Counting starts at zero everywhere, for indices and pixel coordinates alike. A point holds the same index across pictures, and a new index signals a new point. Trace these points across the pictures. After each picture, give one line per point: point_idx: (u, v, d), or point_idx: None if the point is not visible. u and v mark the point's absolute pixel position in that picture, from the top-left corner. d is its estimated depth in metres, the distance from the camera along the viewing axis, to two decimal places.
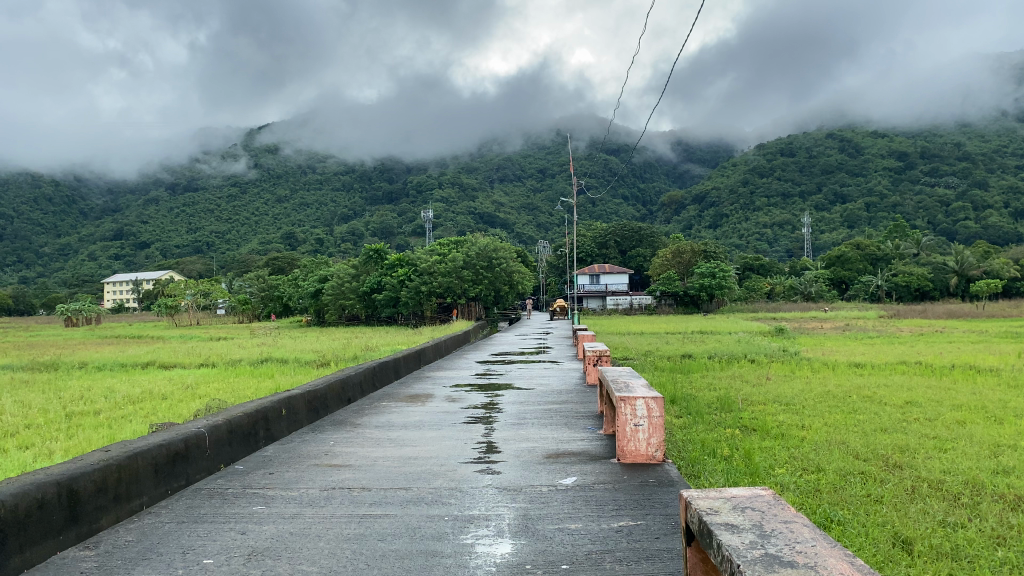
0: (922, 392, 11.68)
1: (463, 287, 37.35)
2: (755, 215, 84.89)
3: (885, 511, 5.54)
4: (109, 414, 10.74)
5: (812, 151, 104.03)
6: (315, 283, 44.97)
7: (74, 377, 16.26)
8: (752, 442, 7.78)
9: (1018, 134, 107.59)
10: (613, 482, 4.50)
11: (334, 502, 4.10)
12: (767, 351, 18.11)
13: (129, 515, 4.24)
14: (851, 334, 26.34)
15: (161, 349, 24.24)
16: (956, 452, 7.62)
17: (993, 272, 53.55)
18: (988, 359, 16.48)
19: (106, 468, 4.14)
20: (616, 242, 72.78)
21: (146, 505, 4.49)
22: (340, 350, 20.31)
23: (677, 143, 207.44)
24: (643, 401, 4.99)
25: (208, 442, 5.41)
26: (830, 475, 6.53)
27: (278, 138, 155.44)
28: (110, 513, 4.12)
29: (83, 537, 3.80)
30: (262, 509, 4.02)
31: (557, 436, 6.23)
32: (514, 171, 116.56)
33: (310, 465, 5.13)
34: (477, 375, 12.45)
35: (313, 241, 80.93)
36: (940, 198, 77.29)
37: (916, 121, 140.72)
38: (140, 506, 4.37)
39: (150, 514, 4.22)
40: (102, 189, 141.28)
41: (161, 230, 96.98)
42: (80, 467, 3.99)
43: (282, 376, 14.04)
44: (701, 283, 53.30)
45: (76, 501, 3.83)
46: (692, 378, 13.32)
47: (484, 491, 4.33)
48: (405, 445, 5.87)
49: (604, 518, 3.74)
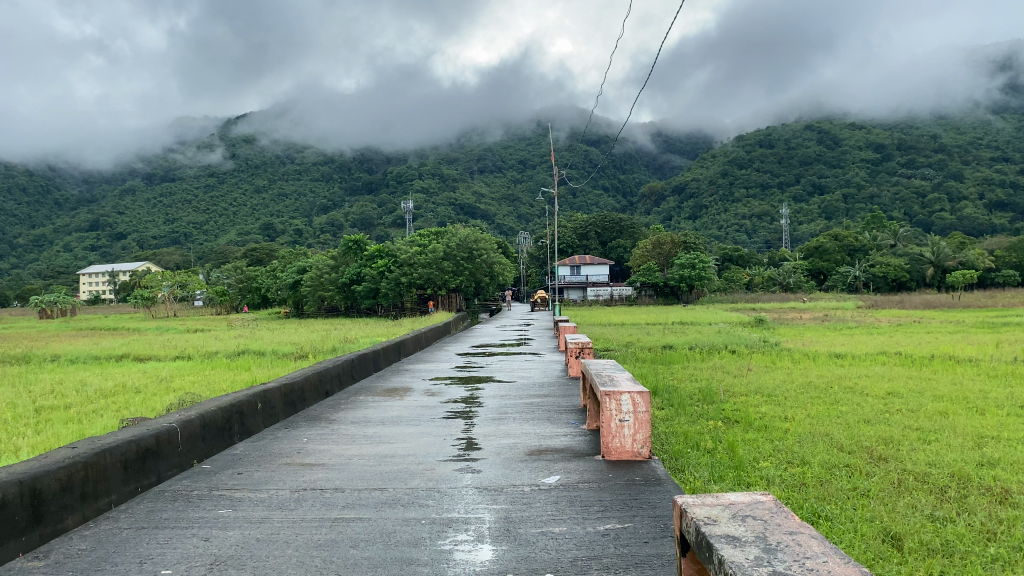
0: (904, 383, 11.64)
1: (444, 279, 36.67)
2: (734, 206, 85.04)
3: (872, 506, 5.40)
4: (80, 408, 10.40)
5: (791, 144, 104.52)
6: (293, 274, 44.73)
7: (45, 370, 15.81)
8: (735, 435, 7.65)
9: (992, 126, 108.60)
10: (599, 481, 4.31)
11: (305, 504, 3.90)
12: (747, 342, 18.03)
13: (96, 514, 4.03)
14: (830, 324, 26.34)
15: (136, 341, 23.81)
16: (939, 443, 7.53)
17: (968, 263, 53.99)
18: (966, 350, 16.53)
19: (73, 466, 3.90)
20: (597, 234, 72.77)
21: (114, 503, 4.26)
22: (318, 342, 20.00)
23: (657, 134, 208.32)
24: (628, 395, 4.80)
25: (180, 437, 5.18)
26: (815, 468, 6.39)
27: (255, 128, 154.15)
28: (76, 513, 3.90)
29: (46, 538, 3.58)
30: (227, 512, 3.80)
31: (539, 430, 6.07)
32: (494, 162, 116.24)
33: (281, 464, 4.92)
34: (457, 369, 12.24)
35: (291, 232, 80.25)
36: (917, 190, 77.90)
37: (892, 114, 142.06)
38: (107, 504, 4.14)
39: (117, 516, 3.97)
40: (77, 178, 139.49)
41: (138, 221, 95.86)
42: (43, 465, 3.75)
43: (259, 369, 13.75)
44: (681, 274, 53.23)
45: (37, 500, 3.58)
46: (674, 369, 13.21)
47: (463, 491, 4.14)
48: (382, 442, 5.63)
49: (591, 519, 3.58)
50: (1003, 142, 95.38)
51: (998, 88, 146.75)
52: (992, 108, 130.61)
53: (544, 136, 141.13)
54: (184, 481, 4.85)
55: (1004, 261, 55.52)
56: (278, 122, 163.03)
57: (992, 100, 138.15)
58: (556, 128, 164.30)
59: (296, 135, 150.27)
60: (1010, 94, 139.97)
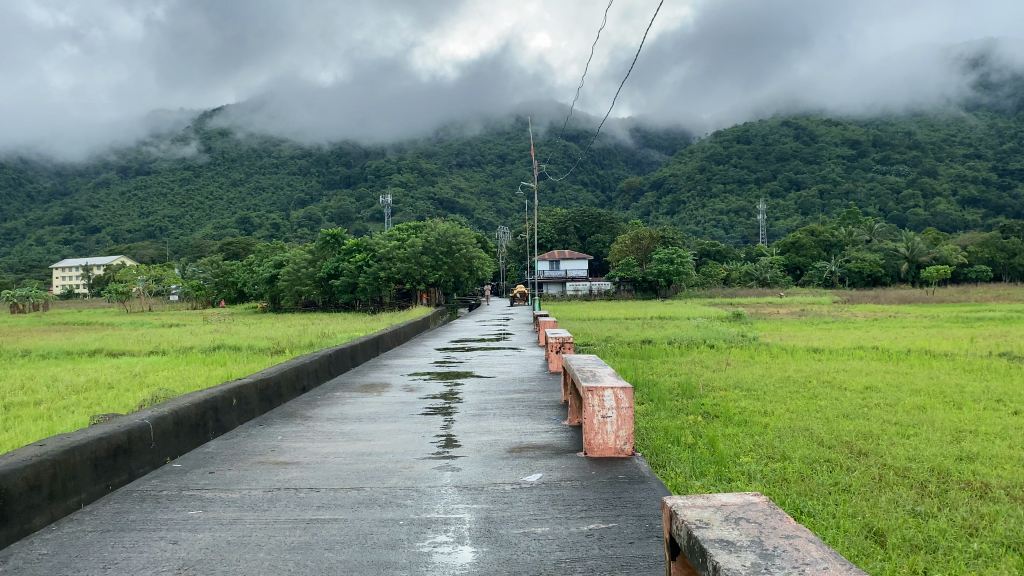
0: (880, 377, 11.70)
1: (422, 273, 36.44)
2: (711, 201, 85.43)
3: (854, 501, 5.36)
4: (50, 404, 10.18)
5: (768, 140, 105.21)
6: (270, 269, 44.38)
7: (16, 366, 15.54)
8: (716, 430, 7.59)
9: (965, 123, 109.88)
10: (581, 479, 4.21)
11: (278, 506, 3.76)
12: (726, 337, 18.09)
13: (65, 513, 3.89)
14: (807, 319, 26.58)
15: (108, 336, 23.42)
16: (919, 438, 7.52)
17: (941, 258, 54.69)
18: (942, 344, 16.63)
19: (40, 465, 3.76)
20: (576, 229, 72.86)
21: (84, 503, 4.11)
22: (294, 337, 19.80)
23: (635, 130, 209.21)
24: (611, 391, 4.70)
25: (152, 435, 5.02)
26: (796, 464, 6.35)
27: (231, 121, 152.83)
28: (43, 512, 3.75)
29: (14, 538, 3.46)
30: (197, 513, 3.66)
31: (520, 428, 5.95)
32: (473, 156, 115.99)
33: (255, 463, 4.77)
34: (436, 363, 12.10)
35: (268, 226, 79.59)
36: (891, 186, 78.63)
37: (868, 111, 143.39)
38: (76, 504, 4.00)
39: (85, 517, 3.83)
40: (49, 171, 137.54)
41: (112, 215, 94.63)
42: (10, 463, 3.59)
43: (234, 364, 13.55)
44: (659, 268, 53.42)
45: (4, 499, 3.46)
46: (654, 364, 13.19)
47: (441, 490, 4.03)
48: (358, 439, 5.50)
49: (572, 519, 3.48)
50: (975, 139, 96.56)
51: (971, 86, 148.57)
52: (964, 105, 132.42)
53: (523, 131, 141.02)
54: (157, 478, 4.71)
55: (977, 256, 56.12)
56: (254, 116, 161.65)
57: (965, 96, 140.03)
58: (534, 123, 164.28)
59: (273, 128, 149.13)
60: (982, 89, 141.82)
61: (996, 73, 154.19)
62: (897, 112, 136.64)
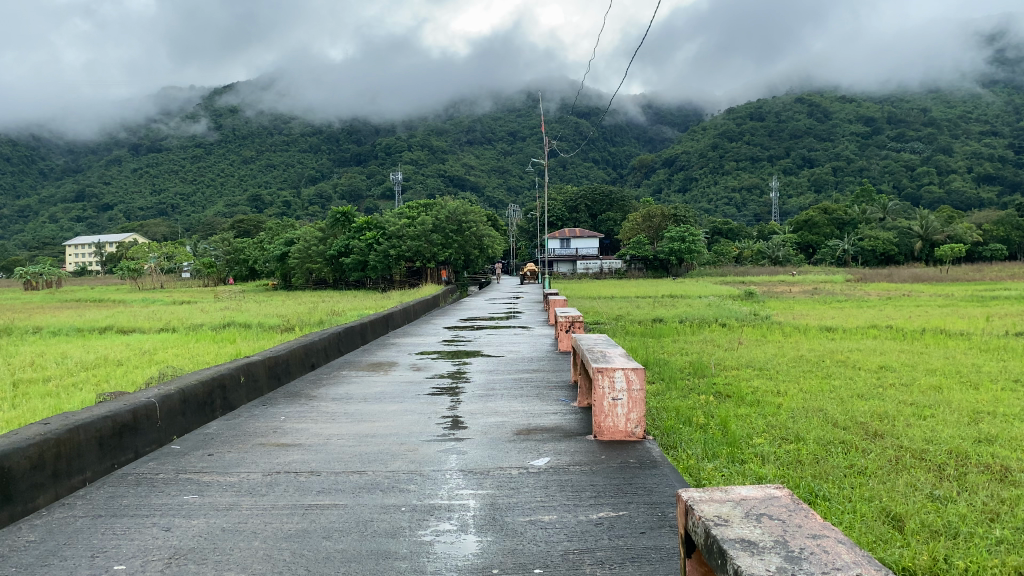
0: (895, 356, 11.52)
1: (432, 251, 36.26)
2: (724, 179, 84.79)
3: (870, 485, 5.20)
4: (59, 381, 10.13)
5: (781, 116, 103.98)
6: (281, 246, 44.38)
7: (26, 342, 15.52)
8: (728, 410, 7.45)
9: (982, 100, 108.28)
10: (590, 463, 4.07)
11: (276, 490, 3.64)
12: (738, 316, 17.95)
13: (67, 492, 3.78)
14: (820, 298, 26.34)
15: (119, 313, 23.44)
16: (936, 419, 7.34)
17: (956, 237, 54.17)
18: (956, 324, 16.35)
19: (43, 443, 3.67)
20: (587, 206, 72.45)
21: (89, 481, 4.04)
22: (304, 315, 19.74)
23: (647, 107, 207.83)
24: (622, 372, 4.55)
25: (158, 413, 4.92)
26: (810, 445, 6.19)
27: (242, 99, 152.69)
28: (47, 491, 3.68)
29: (16, 519, 3.37)
30: (193, 498, 3.54)
31: (528, 409, 5.81)
32: (484, 134, 115.54)
33: (255, 446, 4.65)
34: (444, 342, 11.97)
35: (279, 204, 79.60)
36: (906, 163, 77.78)
37: (883, 87, 141.45)
38: (81, 484, 3.91)
39: (87, 495, 3.75)
40: (61, 149, 137.74)
41: (124, 193, 95.04)
42: (13, 443, 3.51)
43: (243, 341, 13.49)
44: (670, 247, 53.11)
45: (5, 478, 3.36)
46: (665, 342, 13.07)
47: (447, 474, 3.90)
48: (363, 420, 5.37)
49: (582, 506, 3.33)
50: (992, 116, 95.16)
51: (987, 61, 146.38)
52: (981, 81, 130.33)
53: (535, 108, 139.90)
54: (163, 457, 4.61)
55: (992, 235, 55.55)
56: (265, 94, 161.22)
57: (982, 71, 137.68)
58: (545, 99, 163.14)
59: (283, 106, 148.76)
60: (999, 65, 139.50)
61: (1014, 48, 151.46)
62: (912, 88, 134.67)
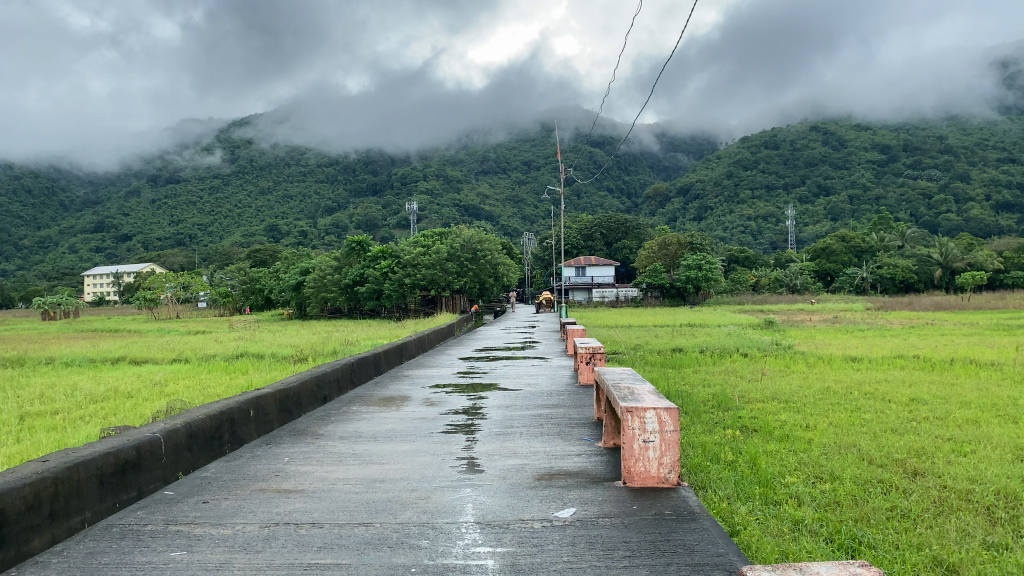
0: (926, 388, 10.98)
1: (447, 280, 35.94)
2: (739, 208, 84.52)
3: (918, 529, 4.75)
4: (67, 415, 9.83)
5: (796, 145, 103.83)
6: (296, 275, 44.26)
7: (36, 374, 15.20)
8: (758, 446, 7.02)
9: (998, 126, 107.62)
10: (621, 516, 3.69)
11: (275, 546, 3.28)
12: (760, 344, 17.46)
13: (65, 535, 3.49)
14: (841, 326, 25.72)
15: (133, 343, 23.18)
16: (976, 456, 6.88)
17: (977, 264, 53.05)
18: (985, 353, 15.80)
19: (41, 481, 3.39)
20: (602, 234, 72.26)
21: (88, 522, 3.73)
22: (318, 344, 19.33)
23: (662, 137, 208.77)
24: (654, 412, 4.19)
25: (163, 448, 4.60)
26: (848, 485, 5.74)
27: (259, 132, 154.06)
28: (43, 533, 3.38)
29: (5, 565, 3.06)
30: (181, 554, 3.20)
31: (550, 449, 5.45)
32: (498, 164, 115.96)
33: (253, 492, 4.29)
34: (459, 375, 11.54)
35: (296, 234, 79.79)
36: (923, 191, 77.07)
37: (899, 114, 141.13)
38: (80, 523, 3.62)
39: (87, 539, 3.46)
40: (82, 180, 139.23)
41: (143, 223, 95.64)
42: (8, 481, 3.24)
43: (255, 372, 13.16)
44: (688, 274, 52.64)
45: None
46: (685, 372, 12.65)
47: (463, 526, 3.52)
48: (372, 462, 5.02)
49: (614, 571, 2.95)
50: (1010, 142, 94.27)
51: (1001, 88, 145.79)
52: (996, 108, 129.78)
53: (550, 137, 140.69)
54: (166, 499, 4.28)
55: (1013, 261, 54.59)
56: (281, 126, 162.94)
57: (995, 98, 137.32)
58: (559, 128, 163.81)
59: (299, 138, 150.07)
60: (1014, 92, 139.01)
61: None
62: (925, 116, 134.14)
